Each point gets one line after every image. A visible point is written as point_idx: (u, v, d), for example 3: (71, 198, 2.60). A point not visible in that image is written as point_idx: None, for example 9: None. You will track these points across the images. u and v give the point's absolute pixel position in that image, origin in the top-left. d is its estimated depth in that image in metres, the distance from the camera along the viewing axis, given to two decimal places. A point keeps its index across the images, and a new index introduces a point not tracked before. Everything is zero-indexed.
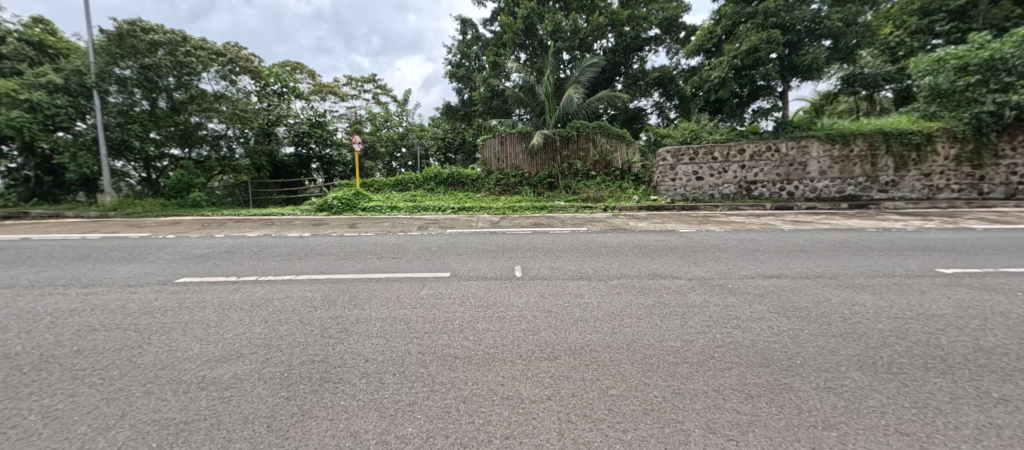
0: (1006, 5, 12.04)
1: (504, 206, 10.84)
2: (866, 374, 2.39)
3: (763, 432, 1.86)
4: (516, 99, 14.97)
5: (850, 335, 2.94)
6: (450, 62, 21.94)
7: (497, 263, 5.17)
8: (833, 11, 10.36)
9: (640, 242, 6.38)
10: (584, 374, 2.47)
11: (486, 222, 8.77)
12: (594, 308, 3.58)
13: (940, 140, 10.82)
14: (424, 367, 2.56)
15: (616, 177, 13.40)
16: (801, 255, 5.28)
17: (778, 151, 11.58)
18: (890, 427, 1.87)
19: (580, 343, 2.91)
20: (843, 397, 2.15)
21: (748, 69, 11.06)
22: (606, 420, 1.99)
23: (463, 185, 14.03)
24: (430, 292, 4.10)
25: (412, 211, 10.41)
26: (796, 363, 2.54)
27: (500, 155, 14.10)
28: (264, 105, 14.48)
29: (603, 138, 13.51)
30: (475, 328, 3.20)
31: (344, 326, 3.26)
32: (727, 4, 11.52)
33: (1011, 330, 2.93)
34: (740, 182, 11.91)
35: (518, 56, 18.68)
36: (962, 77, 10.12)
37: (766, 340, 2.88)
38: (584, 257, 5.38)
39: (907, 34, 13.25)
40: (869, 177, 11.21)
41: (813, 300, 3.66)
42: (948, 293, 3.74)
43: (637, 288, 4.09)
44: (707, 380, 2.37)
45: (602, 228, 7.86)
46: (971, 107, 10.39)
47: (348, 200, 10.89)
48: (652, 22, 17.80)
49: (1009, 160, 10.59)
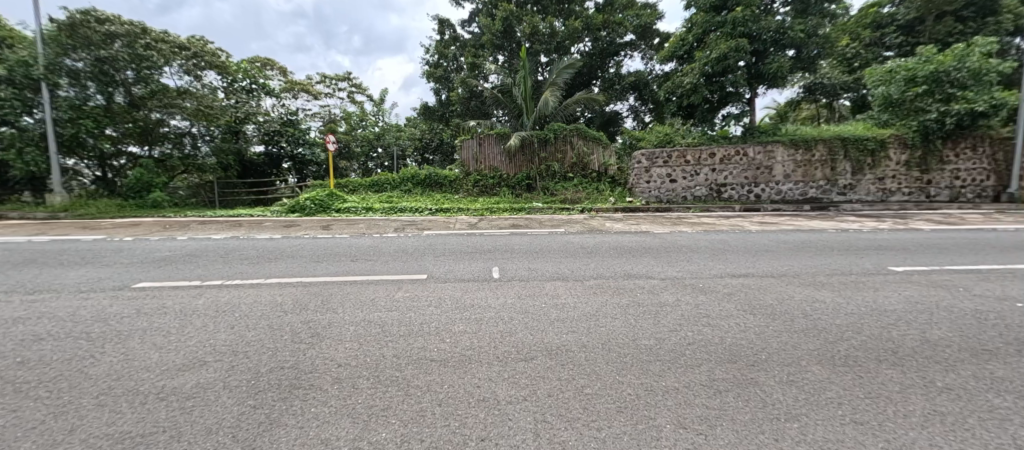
0: (949, 22, 12.88)
1: (482, 207, 10.85)
2: (824, 368, 2.51)
3: (730, 426, 1.94)
4: (493, 100, 14.85)
5: (810, 330, 3.08)
6: (428, 62, 21.82)
7: (477, 264, 5.18)
8: (796, 22, 10.87)
9: (614, 242, 6.48)
10: (560, 374, 2.48)
11: (463, 224, 8.74)
12: (570, 309, 3.61)
13: (892, 147, 11.53)
14: (399, 370, 2.52)
15: (593, 180, 13.57)
16: (767, 254, 5.52)
17: (746, 155, 12.05)
18: (845, 417, 2.00)
19: (556, 343, 2.93)
20: (804, 390, 2.26)
21: (718, 75, 11.52)
22: (581, 419, 2.01)
23: (440, 186, 13.95)
24: (406, 295, 4.03)
25: (388, 212, 10.26)
26: (761, 359, 2.64)
27: (477, 157, 14.04)
28: (232, 102, 13.72)
29: (580, 141, 13.66)
30: (452, 330, 3.17)
31: (315, 331, 3.17)
32: (697, 12, 11.94)
33: (953, 323, 3.15)
34: (711, 185, 12.28)
35: (496, 58, 18.75)
36: (911, 88, 10.90)
37: (734, 337, 2.98)
38: (562, 258, 5.43)
39: (862, 45, 14.18)
40: (830, 181, 11.81)
41: (778, 298, 3.82)
42: (899, 289, 3.98)
43: (613, 288, 4.16)
44: (679, 377, 2.44)
45: (579, 228, 8.02)
46: (918, 115, 11.18)
47: (321, 200, 10.59)
48: (628, 27, 18.14)
49: (952, 165, 11.45)
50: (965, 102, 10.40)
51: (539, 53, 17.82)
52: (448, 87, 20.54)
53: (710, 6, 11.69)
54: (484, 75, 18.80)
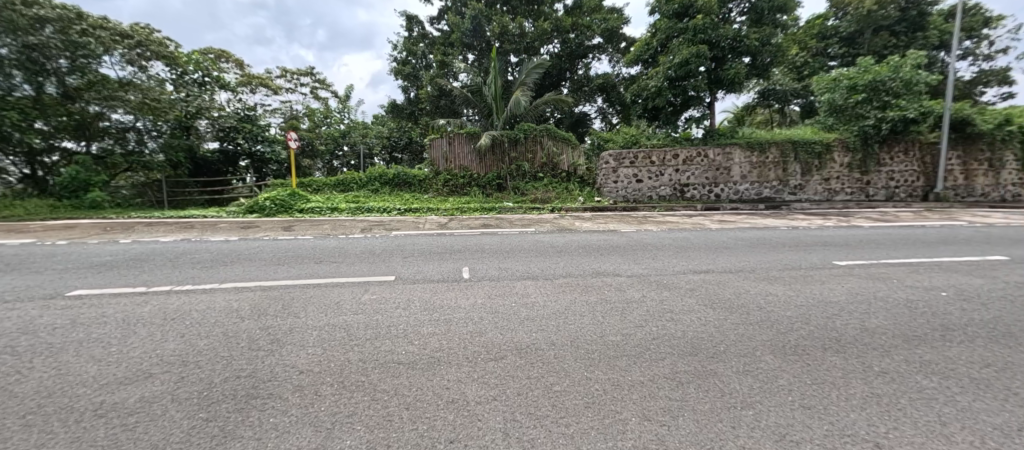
0: (884, 36, 14.04)
1: (452, 207, 10.73)
2: (776, 357, 2.67)
3: (692, 416, 2.03)
4: (463, 99, 14.76)
5: (764, 322, 3.26)
6: (396, 59, 21.36)
7: (446, 264, 5.11)
8: (751, 31, 11.47)
9: (583, 241, 6.59)
10: (529, 373, 2.49)
11: (433, 224, 8.59)
12: (540, 307, 3.64)
13: (836, 150, 12.40)
14: (365, 375, 2.44)
15: (562, 180, 13.74)
16: (726, 251, 5.79)
17: (706, 157, 12.60)
18: (795, 403, 2.14)
19: (526, 342, 2.94)
20: (758, 379, 2.40)
21: (681, 79, 11.98)
22: (550, 416, 2.03)
23: (409, 186, 13.69)
24: (373, 297, 3.91)
25: (355, 213, 9.94)
26: (720, 350, 2.78)
27: (445, 156, 13.82)
28: (182, 95, 12.94)
29: (549, 141, 13.81)
30: (421, 332, 3.12)
31: (275, 337, 3.01)
32: (661, 18, 12.38)
33: (887, 312, 3.44)
34: (674, 185, 12.75)
35: (466, 57, 18.62)
36: (852, 96, 11.80)
37: (695, 331, 3.10)
38: (532, 257, 5.45)
39: (810, 55, 15.18)
40: (782, 182, 12.57)
41: (735, 292, 4.03)
42: (842, 282, 4.29)
43: (581, 286, 4.23)
44: (644, 370, 2.52)
45: (549, 228, 8.08)
46: (858, 121, 12.11)
47: (282, 200, 10.11)
48: (595, 30, 18.52)
49: (887, 168, 12.47)
50: (899, 109, 11.42)
51: (508, 54, 17.87)
52: (417, 85, 20.20)
53: (672, 13, 12.14)
54: (453, 74, 18.63)
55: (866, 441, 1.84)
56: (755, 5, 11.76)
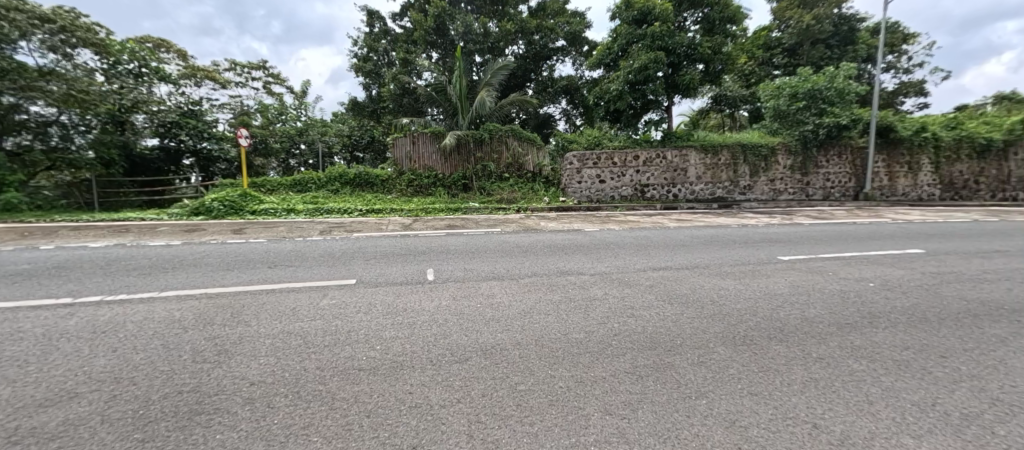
0: (820, 48, 15.27)
1: (416, 208, 10.52)
2: (727, 347, 2.83)
3: (650, 407, 2.11)
4: (427, 98, 14.55)
5: (717, 315, 3.45)
6: (356, 55, 20.68)
7: (409, 266, 5.01)
8: (704, 40, 12.09)
9: (548, 241, 6.67)
10: (494, 373, 2.49)
11: (397, 225, 8.38)
12: (505, 307, 3.65)
13: (779, 153, 13.35)
14: (323, 384, 2.34)
15: (528, 180, 13.86)
16: (682, 249, 6.06)
17: (664, 159, 13.15)
18: (744, 391, 2.28)
19: (491, 342, 2.94)
20: (711, 369, 2.53)
21: (640, 84, 12.44)
22: (514, 416, 2.03)
23: (371, 186, 13.30)
24: (333, 302, 3.75)
25: (313, 214, 9.50)
26: (676, 343, 2.90)
27: (409, 155, 13.60)
28: (114, 87, 11.81)
29: (514, 142, 13.90)
30: (383, 336, 3.03)
31: (223, 348, 2.82)
32: (621, 24, 12.80)
33: (824, 302, 3.73)
34: (635, 185, 13.20)
35: (430, 55, 18.37)
36: (794, 103, 12.76)
37: (654, 325, 3.23)
38: (497, 258, 5.45)
39: (757, 64, 16.25)
40: (733, 182, 13.35)
41: (691, 287, 4.23)
42: (785, 275, 4.62)
43: (546, 285, 4.28)
44: (605, 366, 2.58)
45: (515, 228, 8.10)
46: (798, 127, 13.09)
47: (232, 201, 9.51)
48: (559, 33, 18.80)
49: (824, 170, 13.56)
50: (833, 116, 12.50)
51: (473, 53, 17.81)
52: (379, 82, 19.70)
53: (632, 19, 12.57)
54: (417, 72, 18.31)
55: (805, 422, 1.99)
56: (707, 15, 12.41)
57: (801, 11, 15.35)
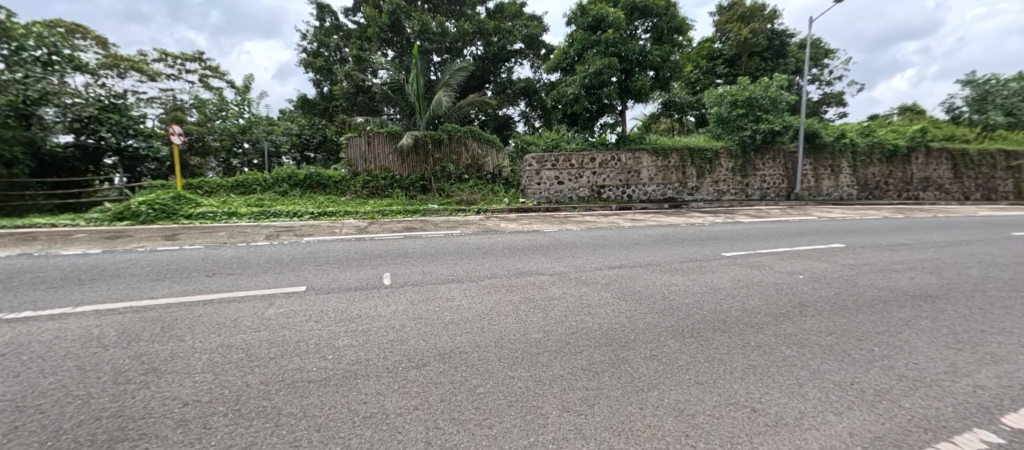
0: (755, 60, 16.60)
1: (371, 210, 10.17)
2: (677, 341, 2.98)
3: (606, 402, 2.17)
4: (383, 97, 14.15)
5: (667, 310, 3.63)
6: (306, 50, 19.68)
7: (363, 271, 4.82)
8: (654, 48, 12.74)
9: (508, 242, 6.70)
10: (453, 377, 2.45)
11: (351, 228, 8.05)
12: (465, 310, 3.61)
13: (722, 157, 14.27)
14: (267, 399, 2.19)
15: (488, 181, 13.86)
16: (636, 247, 6.33)
17: (618, 161, 13.68)
18: (692, 380, 2.41)
19: (449, 346, 2.89)
20: (662, 362, 2.65)
21: (595, 88, 12.87)
22: (473, 419, 2.01)
23: (324, 187, 12.70)
24: (280, 311, 3.53)
25: (258, 218, 8.90)
26: (630, 338, 3.02)
27: (365, 155, 13.12)
28: (16, 76, 10.37)
29: (473, 143, 13.86)
30: (334, 345, 2.89)
31: (151, 366, 2.56)
32: (577, 30, 13.15)
33: (761, 294, 4.05)
34: (592, 186, 13.60)
35: (385, 53, 17.92)
36: (734, 110, 13.89)
37: (609, 322, 3.33)
38: (457, 260, 5.39)
39: (702, 73, 17.35)
40: (682, 183, 14.13)
41: (644, 284, 4.42)
42: (728, 271, 4.96)
43: (506, 286, 4.29)
44: (563, 365, 2.62)
45: (475, 230, 8.05)
46: (738, 132, 14.15)
47: (164, 204, 8.68)
48: (517, 35, 18.92)
49: (761, 172, 14.70)
50: (768, 123, 13.69)
51: (430, 52, 17.57)
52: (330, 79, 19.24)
53: (586, 25, 12.97)
54: (372, 70, 17.84)
55: (746, 407, 2.14)
56: (656, 25, 13.07)
57: (739, 25, 16.57)
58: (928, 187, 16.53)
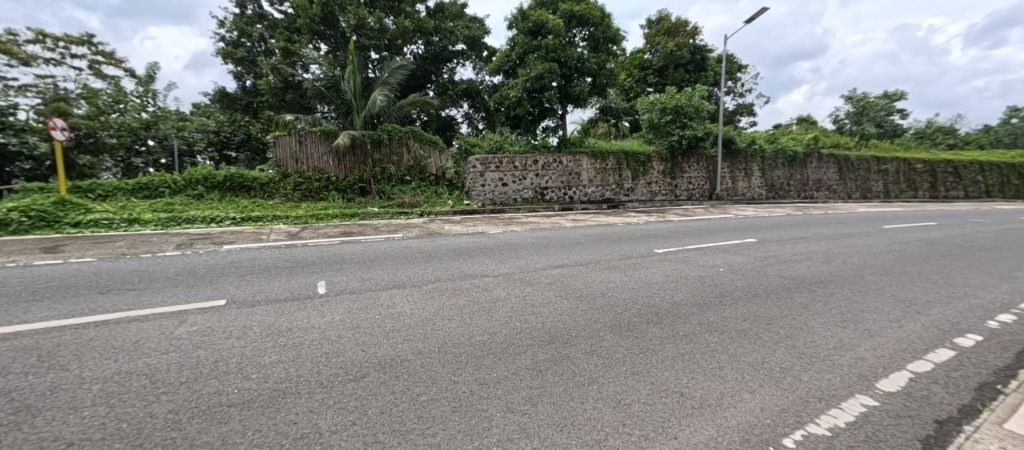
0: (680, 72, 18.10)
1: (304, 214, 9.51)
2: (615, 335, 3.13)
3: (549, 400, 2.22)
4: (315, 93, 13.27)
5: (606, 306, 3.80)
6: (225, 39, 17.90)
7: (295, 280, 4.47)
8: (591, 56, 13.36)
9: (452, 245, 6.62)
10: (394, 388, 2.36)
11: (281, 234, 7.45)
12: (407, 316, 3.50)
13: (654, 161, 15.32)
14: (176, 430, 1.92)
15: (431, 183, 13.60)
16: (576, 247, 6.58)
17: (560, 163, 14.13)
18: (629, 372, 2.55)
19: (391, 355, 2.78)
20: (601, 356, 2.77)
21: (536, 92, 13.28)
22: (415, 429, 1.95)
23: (248, 190, 11.62)
24: (194, 329, 3.15)
25: (167, 225, 7.90)
26: (571, 336, 3.13)
27: (296, 155, 12.15)
28: None
29: (415, 143, 13.53)
30: (259, 363, 2.64)
31: (21, 403, 2.13)
32: (518, 34, 13.38)
33: (688, 287, 4.40)
34: (535, 188, 13.89)
35: (318, 46, 16.95)
36: (664, 116, 15.02)
37: (552, 321, 3.42)
38: (398, 265, 5.21)
39: (635, 81, 18.55)
40: (619, 185, 14.95)
41: (585, 282, 4.59)
42: (659, 266, 5.33)
43: (450, 290, 4.23)
44: (507, 366, 2.64)
45: (417, 233, 7.84)
46: (666, 137, 15.32)
47: (43, 211, 7.38)
48: (458, 36, 18.76)
49: (687, 174, 16.03)
50: (692, 129, 14.99)
51: (367, 49, 16.88)
52: (253, 71, 17.92)
53: (527, 30, 13.26)
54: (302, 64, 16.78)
55: (676, 393, 2.31)
56: (593, 34, 13.72)
57: (666, 39, 17.94)
58: (821, 187, 19.13)
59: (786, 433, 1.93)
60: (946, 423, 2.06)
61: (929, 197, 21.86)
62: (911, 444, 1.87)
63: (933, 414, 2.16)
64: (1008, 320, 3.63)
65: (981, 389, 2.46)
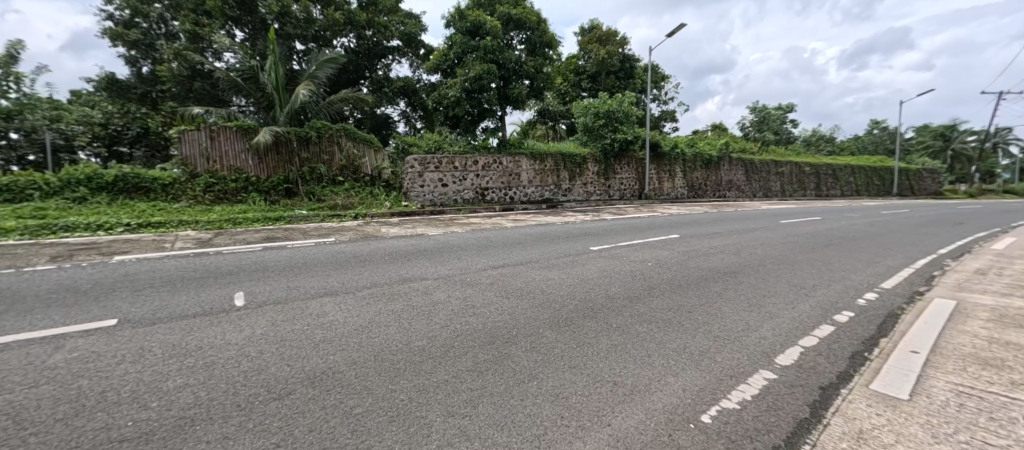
0: (611, 79, 19.24)
1: (218, 218, 8.55)
2: (553, 331, 3.24)
3: (490, 400, 2.23)
4: (230, 84, 11.99)
5: (546, 303, 3.91)
6: (114, 17, 15.54)
7: (206, 293, 4.00)
8: (528, 59, 13.66)
9: (389, 248, 6.38)
10: (324, 402, 2.21)
11: (190, 241, 6.62)
12: (339, 325, 3.30)
13: (589, 163, 16.07)
14: None
15: (366, 184, 12.95)
16: (517, 246, 6.68)
17: (500, 164, 14.26)
18: (566, 366, 2.64)
19: (321, 367, 2.61)
20: (540, 353, 2.85)
21: (476, 92, 13.28)
22: (349, 444, 1.84)
23: (148, 192, 10.18)
24: (74, 355, 2.69)
25: (36, 233, 6.63)
26: (511, 334, 3.17)
27: (206, 154, 10.88)
28: None
29: (348, 142, 12.83)
30: (161, 388, 2.31)
31: None
32: (456, 33, 13.29)
33: (620, 281, 4.68)
34: (475, 189, 13.86)
35: (232, 32, 15.36)
36: (597, 120, 15.88)
37: (493, 321, 3.44)
38: (330, 271, 4.90)
39: (570, 86, 19.39)
40: (557, 186, 15.45)
41: (525, 281, 4.68)
42: (595, 263, 5.61)
43: (387, 295, 4.07)
44: (447, 369, 2.60)
45: (351, 236, 7.44)
46: (600, 140, 16.19)
47: None
48: (393, 32, 18.10)
49: (619, 175, 17.04)
50: (623, 133, 15.99)
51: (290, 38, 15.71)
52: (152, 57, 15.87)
53: (465, 30, 13.22)
54: (213, 52, 15.17)
55: (610, 382, 2.44)
56: (529, 38, 14.04)
57: (598, 47, 18.94)
58: (732, 187, 21.44)
59: (703, 410, 2.14)
60: (828, 388, 2.42)
61: (815, 195, 25.55)
62: (802, 409, 2.17)
63: (817, 381, 2.53)
64: (872, 298, 4.37)
65: (852, 356, 2.93)
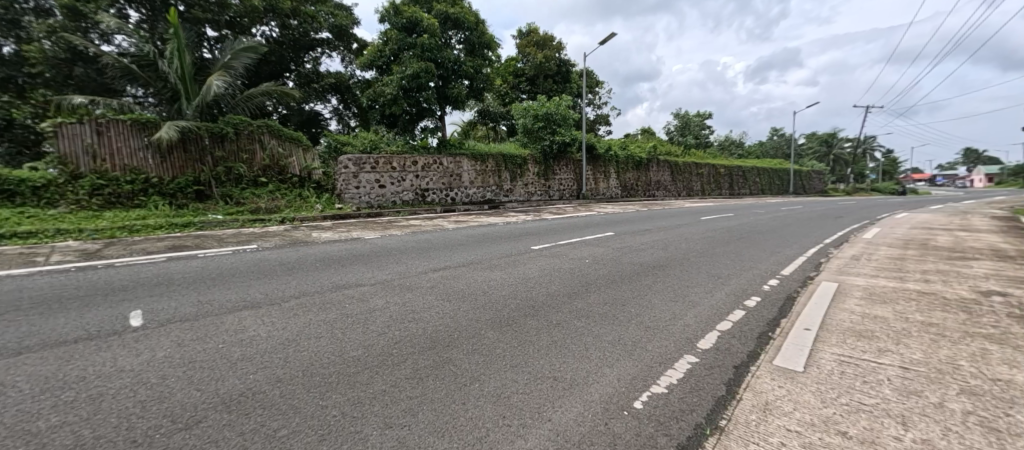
0: (548, 83, 19.85)
1: (110, 225, 7.42)
2: (495, 332, 3.25)
3: (431, 406, 2.18)
4: (122, 71, 10.44)
5: (487, 304, 3.91)
6: None
7: (93, 313, 3.44)
8: (466, 59, 13.59)
9: (320, 253, 5.99)
10: (244, 427, 2.00)
11: (73, 253, 5.66)
12: (261, 341, 3.02)
13: (529, 164, 16.41)
14: None
15: (294, 185, 12.02)
16: (459, 248, 6.62)
17: (441, 164, 14.04)
18: (508, 366, 2.66)
19: (241, 388, 2.37)
20: (482, 354, 2.85)
21: (414, 90, 12.95)
22: None
23: (12, 195, 8.53)
24: None
25: None
26: (453, 338, 3.12)
27: (93, 150, 9.38)
28: None
29: (273, 140, 11.81)
30: (31, 430, 1.93)
31: None
32: (391, 29, 12.85)
33: (559, 279, 4.84)
34: (416, 190, 13.49)
35: (124, 12, 13.42)
36: (536, 122, 16.32)
37: (434, 325, 3.37)
38: (251, 281, 4.47)
39: (510, 88, 19.75)
40: (499, 186, 15.57)
41: (467, 283, 4.65)
42: (536, 262, 5.73)
43: (319, 305, 3.80)
44: (385, 379, 2.50)
45: (277, 242, 6.86)
46: (539, 141, 16.65)
47: None
48: (323, 23, 16.96)
49: (559, 176, 17.62)
50: (561, 135, 16.57)
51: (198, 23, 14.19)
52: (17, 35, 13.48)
53: (401, 27, 12.85)
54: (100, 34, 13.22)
55: (551, 378, 2.51)
56: (468, 38, 13.98)
57: (536, 51, 19.44)
58: (660, 187, 23.20)
59: (636, 397, 2.28)
60: (740, 367, 2.71)
61: (729, 194, 28.53)
62: (719, 388, 2.40)
63: (732, 361, 2.82)
64: (776, 284, 4.97)
65: (760, 337, 3.30)
